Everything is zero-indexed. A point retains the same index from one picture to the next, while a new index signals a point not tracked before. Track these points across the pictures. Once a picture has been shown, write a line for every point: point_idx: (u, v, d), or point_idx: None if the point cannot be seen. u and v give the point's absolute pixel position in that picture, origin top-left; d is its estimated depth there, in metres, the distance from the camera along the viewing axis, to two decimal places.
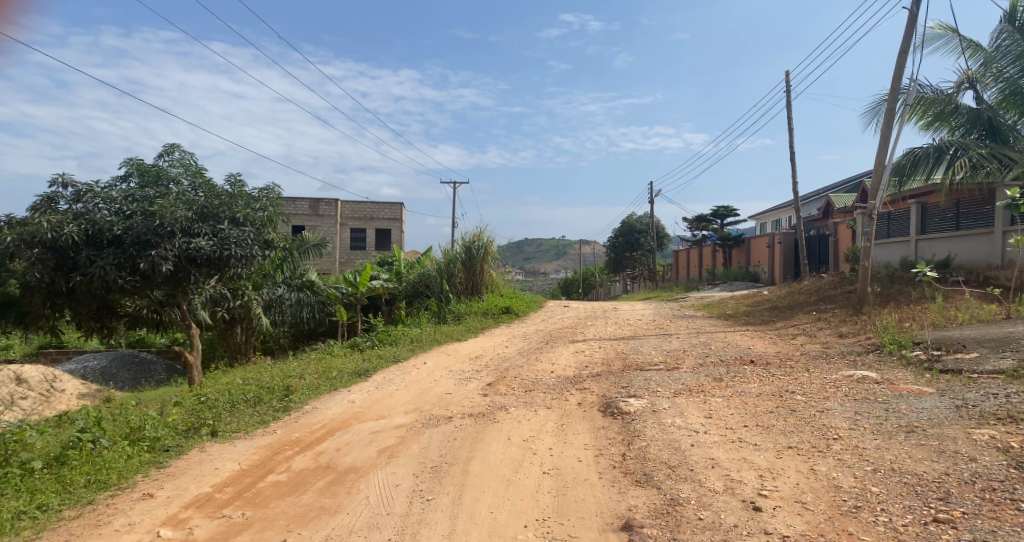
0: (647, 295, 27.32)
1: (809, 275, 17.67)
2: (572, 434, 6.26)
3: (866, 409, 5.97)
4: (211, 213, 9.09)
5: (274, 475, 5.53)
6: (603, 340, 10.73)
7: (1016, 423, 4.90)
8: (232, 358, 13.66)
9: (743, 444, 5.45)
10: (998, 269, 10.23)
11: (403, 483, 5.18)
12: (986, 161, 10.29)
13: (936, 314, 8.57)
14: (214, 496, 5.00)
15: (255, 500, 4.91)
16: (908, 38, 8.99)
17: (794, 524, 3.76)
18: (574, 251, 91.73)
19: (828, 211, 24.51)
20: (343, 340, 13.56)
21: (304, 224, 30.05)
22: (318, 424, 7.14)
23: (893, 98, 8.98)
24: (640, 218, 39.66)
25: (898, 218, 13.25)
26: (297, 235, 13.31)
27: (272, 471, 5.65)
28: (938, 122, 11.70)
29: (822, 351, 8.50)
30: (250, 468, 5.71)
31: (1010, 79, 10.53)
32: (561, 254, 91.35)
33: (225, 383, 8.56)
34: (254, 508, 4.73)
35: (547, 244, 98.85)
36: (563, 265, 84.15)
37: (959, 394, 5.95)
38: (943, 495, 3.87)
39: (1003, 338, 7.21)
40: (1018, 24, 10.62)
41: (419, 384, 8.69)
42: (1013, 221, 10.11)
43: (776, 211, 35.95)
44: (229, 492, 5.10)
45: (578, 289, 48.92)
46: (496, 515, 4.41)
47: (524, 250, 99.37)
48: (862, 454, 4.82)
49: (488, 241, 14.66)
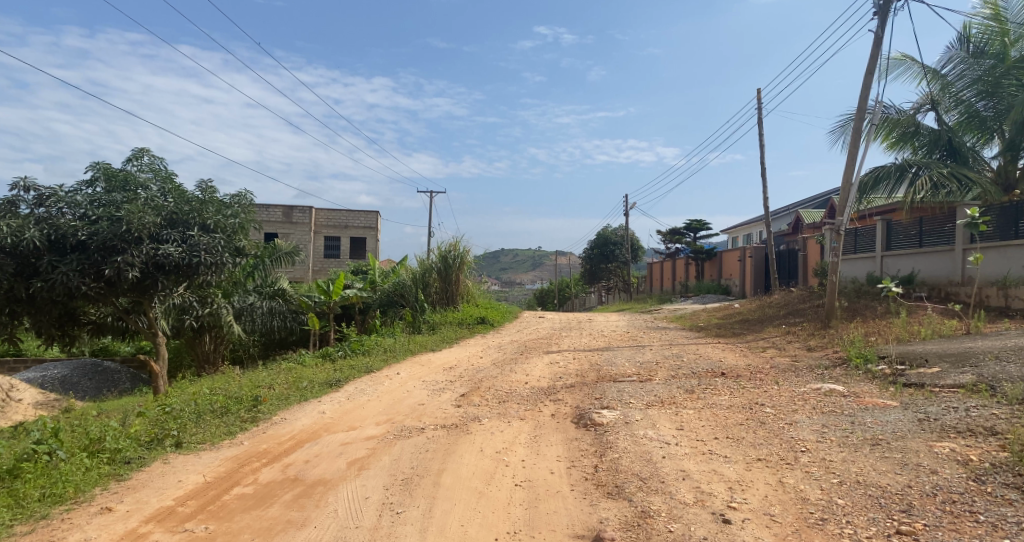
0: (622, 307, 27.37)
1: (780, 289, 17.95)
2: (545, 445, 6.26)
3: (833, 422, 6.08)
4: (180, 219, 8.89)
5: (239, 487, 5.42)
6: (578, 351, 10.74)
7: (975, 437, 5.03)
8: (199, 369, 13.20)
9: (714, 456, 5.50)
10: (959, 285, 10.46)
11: (373, 495, 5.11)
12: (947, 181, 10.55)
13: (899, 329, 8.72)
14: (176, 509, 4.88)
15: (219, 514, 4.80)
16: (874, 58, 9.08)
17: (761, 536, 3.80)
18: (552, 261, 92.06)
19: (798, 227, 25.00)
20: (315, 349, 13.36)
21: (276, 231, 29.85)
22: (287, 435, 7.04)
23: (861, 117, 9.00)
24: (615, 230, 40.02)
25: (864, 235, 13.53)
26: (268, 241, 12.70)
27: (237, 484, 5.54)
28: (901, 143, 11.92)
29: (791, 364, 8.60)
30: (214, 481, 5.60)
31: (968, 102, 11.04)
32: (539, 264, 91.57)
33: (191, 393, 8.38)
34: (217, 522, 4.63)
35: (527, 254, 99.03)
36: (539, 276, 84.38)
37: (921, 408, 6.08)
38: (906, 508, 3.93)
39: (963, 353, 7.40)
40: (971, 50, 11.06)
41: (392, 395, 8.60)
42: (973, 239, 10.35)
43: (747, 226, 36.60)
44: (192, 506, 4.98)
45: (554, 299, 48.97)
46: (467, 528, 4.37)
47: (503, 259, 99.31)
48: (829, 467, 4.89)
49: (464, 250, 14.60)
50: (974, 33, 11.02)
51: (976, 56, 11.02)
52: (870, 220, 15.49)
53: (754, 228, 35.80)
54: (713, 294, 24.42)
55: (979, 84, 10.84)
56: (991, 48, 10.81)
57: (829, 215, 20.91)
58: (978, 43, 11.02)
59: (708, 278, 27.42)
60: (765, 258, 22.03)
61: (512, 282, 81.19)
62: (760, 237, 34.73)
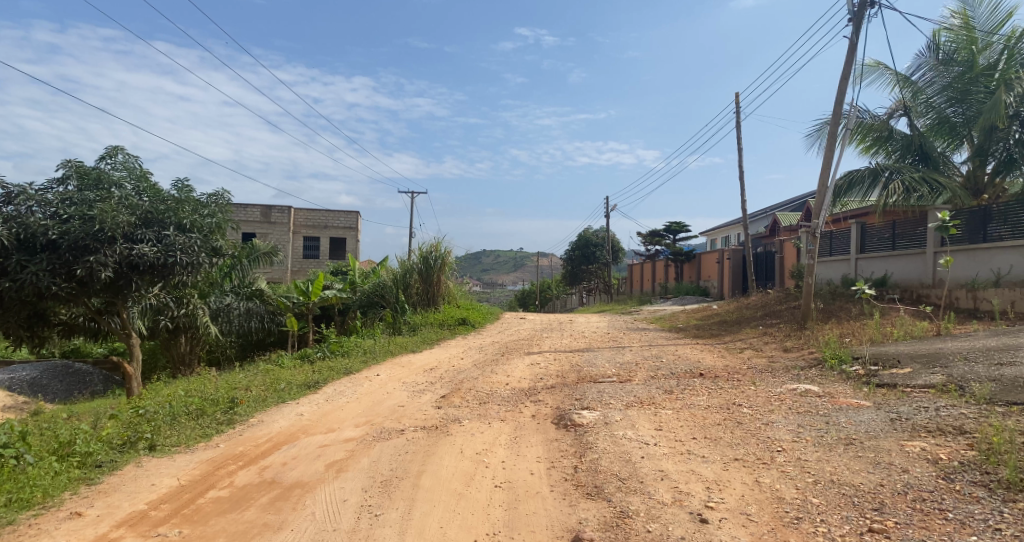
0: (603, 308, 27.50)
1: (757, 290, 18.17)
2: (525, 446, 6.26)
3: (808, 422, 6.17)
4: (156, 219, 8.74)
5: (215, 491, 5.35)
6: (558, 352, 10.77)
7: (945, 436, 5.14)
8: (175, 370, 12.95)
9: (692, 456, 5.54)
10: (929, 288, 10.67)
11: (351, 498, 5.06)
12: (918, 186, 10.81)
13: (873, 330, 8.89)
14: (149, 513, 4.80)
15: (193, 518, 4.73)
16: (849, 64, 9.23)
17: (738, 535, 3.84)
18: (534, 262, 92.33)
19: (776, 229, 25.35)
20: (293, 350, 13.24)
21: (254, 231, 29.52)
22: (264, 437, 6.96)
23: (836, 122, 9.15)
24: (597, 231, 40.30)
25: (839, 238, 13.77)
26: (247, 242, 12.51)
27: (212, 487, 5.46)
28: (876, 147, 12.17)
29: (768, 365, 8.70)
30: (189, 484, 5.51)
31: (938, 109, 11.29)
32: (522, 264, 91.78)
33: (165, 395, 8.25)
34: (192, 526, 4.56)
35: (511, 254, 99.12)
36: (521, 277, 84.53)
37: (893, 407, 6.19)
38: (878, 506, 4.00)
39: (934, 354, 7.56)
40: (940, 57, 11.30)
41: (371, 397, 8.54)
42: (943, 242, 10.56)
43: (726, 229, 37.04)
44: (165, 510, 4.90)
45: (535, 300, 49.04)
46: (445, 530, 4.35)
47: (487, 259, 99.24)
48: (804, 466, 4.96)
49: (445, 251, 14.57)
50: (943, 41, 11.27)
51: (945, 64, 11.27)
52: (844, 223, 15.79)
53: (732, 230, 36.21)
54: (693, 296, 24.64)
55: (949, 91, 11.09)
56: (960, 55, 11.05)
57: (806, 217, 21.19)
58: (947, 51, 11.27)
59: (687, 280, 27.68)
60: (743, 260, 22.31)
61: (495, 283, 81.14)
62: (738, 239, 35.22)
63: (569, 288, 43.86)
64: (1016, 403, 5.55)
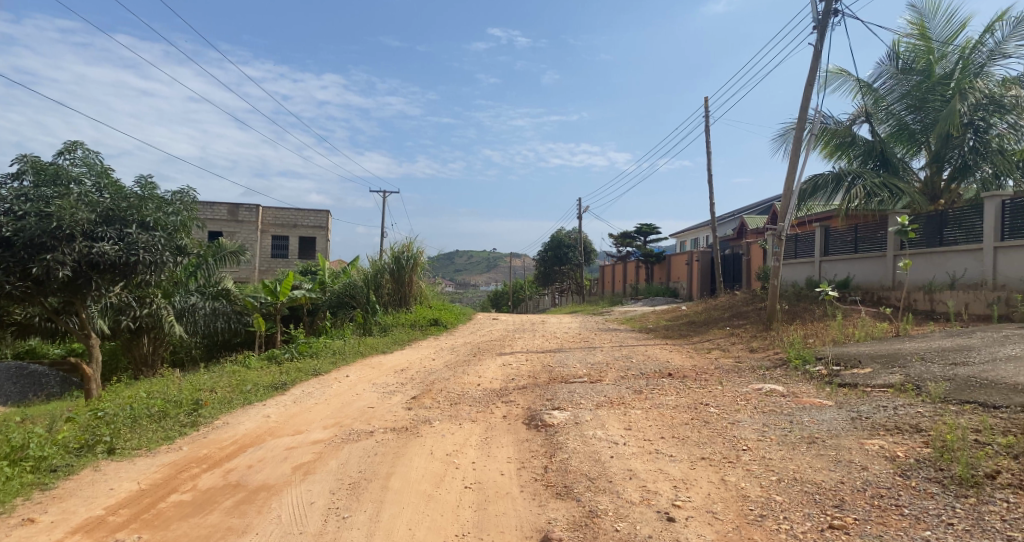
0: (573, 309, 27.64)
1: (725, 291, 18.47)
2: (495, 447, 6.26)
3: (772, 421, 6.29)
4: (117, 216, 8.50)
5: (177, 494, 5.24)
6: (530, 352, 10.78)
7: (902, 433, 5.29)
8: (137, 371, 12.63)
9: (660, 455, 5.61)
10: (889, 290, 10.95)
11: (318, 500, 5.00)
12: (879, 191, 11.07)
13: (836, 331, 9.10)
14: (107, 519, 4.68)
15: (154, 522, 4.62)
16: (814, 70, 9.40)
17: (704, 534, 3.89)
18: (508, 262, 92.55)
19: (743, 232, 25.82)
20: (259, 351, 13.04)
21: (221, 230, 28.95)
22: (229, 440, 6.84)
23: (801, 127, 9.30)
24: (569, 232, 40.61)
25: (804, 241, 14.09)
26: (213, 241, 12.35)
27: (174, 491, 5.34)
28: (839, 152, 12.42)
29: (735, 365, 8.85)
30: (150, 488, 5.38)
31: (898, 116, 11.63)
32: (496, 265, 91.88)
33: (126, 396, 8.05)
34: (151, 531, 4.46)
35: (487, 255, 99.14)
36: (495, 278, 84.66)
37: (854, 407, 6.35)
38: (838, 503, 4.09)
39: (893, 354, 7.79)
40: (900, 66, 11.64)
41: (340, 399, 8.44)
42: (902, 245, 10.87)
43: (694, 231, 37.66)
44: (124, 515, 4.78)
45: (507, 300, 49.10)
46: (414, 532, 4.33)
47: (462, 259, 99.10)
48: (768, 465, 5.05)
49: (417, 251, 14.51)
50: (902, 50, 11.60)
51: (904, 72, 11.61)
52: (809, 226, 16.16)
53: (702, 232, 36.76)
54: (664, 297, 24.94)
55: (908, 99, 11.42)
56: (918, 64, 11.40)
57: (773, 221, 21.65)
58: (907, 60, 11.61)
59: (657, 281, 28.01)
60: (711, 262, 22.67)
61: (469, 283, 81.09)
62: (707, 241, 35.88)
63: (541, 288, 44.04)
64: (968, 401, 5.75)
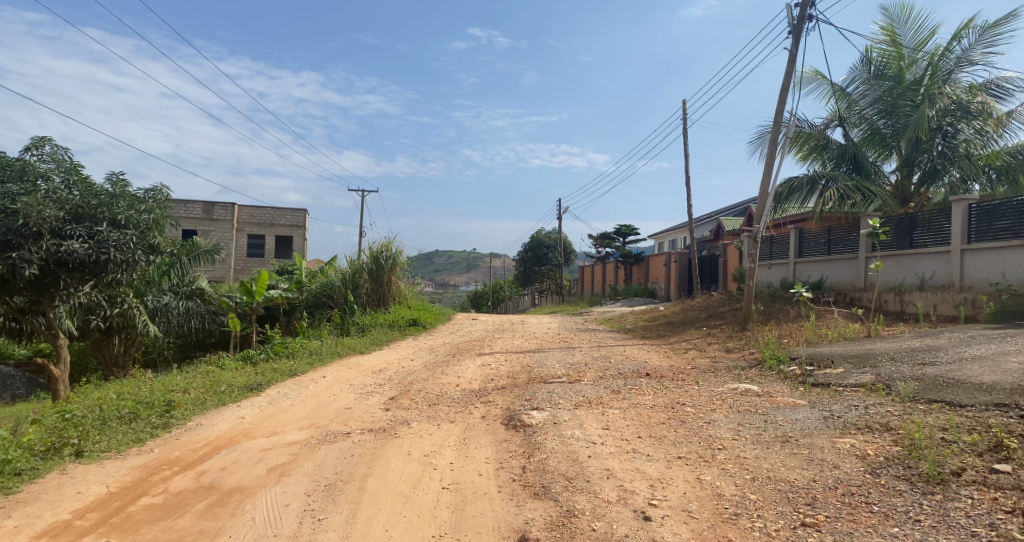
0: (551, 309, 27.69)
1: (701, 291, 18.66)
2: (473, 447, 6.24)
3: (747, 420, 6.36)
4: (87, 214, 8.31)
5: (147, 497, 5.14)
6: (509, 353, 10.77)
7: (873, 432, 5.39)
8: (107, 372, 12.36)
9: (637, 454, 5.64)
10: (861, 291, 11.16)
11: (293, 502, 4.94)
12: (852, 194, 11.28)
13: (810, 332, 9.24)
14: (74, 523, 4.57)
15: (122, 526, 4.53)
16: (789, 74, 9.53)
17: (679, 532, 3.91)
18: (488, 263, 92.54)
19: (719, 234, 26.15)
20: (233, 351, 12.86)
21: (195, 228, 28.47)
22: (202, 441, 6.73)
23: (776, 130, 9.42)
24: (549, 233, 40.77)
25: (779, 243, 14.32)
26: (188, 239, 12.46)
27: (145, 494, 5.24)
28: (813, 155, 12.61)
29: (711, 365, 8.93)
30: (119, 491, 5.28)
31: (870, 121, 11.85)
32: (476, 266, 91.74)
33: (95, 398, 7.88)
34: (120, 535, 4.37)
35: (470, 255, 99.03)
36: (475, 279, 84.59)
37: (826, 406, 6.45)
38: (810, 501, 4.15)
39: (864, 354, 7.93)
40: (872, 71, 11.86)
41: (316, 400, 8.35)
42: (874, 247, 11.10)
43: (672, 233, 38.05)
44: (92, 519, 4.67)
45: (486, 300, 49.05)
46: (391, 533, 4.30)
47: (444, 259, 98.85)
48: (743, 463, 5.10)
49: (396, 251, 14.45)
50: (875, 56, 11.84)
51: (876, 78, 11.84)
52: (784, 228, 16.42)
53: (680, 234, 37.15)
54: (642, 297, 25.15)
55: (880, 104, 11.64)
56: (890, 70, 11.63)
57: (749, 222, 21.95)
58: (879, 65, 11.84)
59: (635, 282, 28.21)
60: (688, 262, 22.92)
61: (450, 283, 80.90)
62: (685, 243, 36.29)
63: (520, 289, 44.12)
64: (936, 400, 5.87)
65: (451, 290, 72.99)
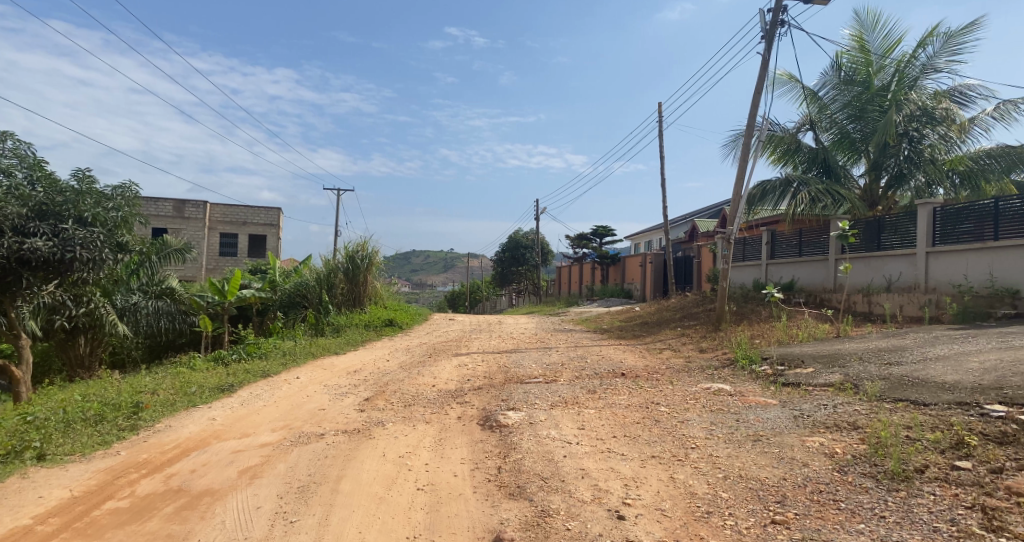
0: (527, 310, 27.72)
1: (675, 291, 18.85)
2: (449, 448, 6.22)
3: (720, 420, 6.44)
4: (51, 211, 8.10)
5: (113, 501, 5.02)
6: (485, 353, 10.76)
7: (841, 431, 5.49)
8: (72, 373, 12.01)
9: (612, 454, 5.67)
10: (830, 292, 11.39)
11: (265, 505, 4.87)
12: (822, 197, 11.50)
13: (781, 332, 9.40)
14: (35, 528, 4.45)
15: (86, 531, 4.43)
16: (762, 78, 9.66)
17: (652, 531, 3.94)
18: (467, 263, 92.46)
19: (693, 235, 26.49)
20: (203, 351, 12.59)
21: (166, 227, 27.89)
22: (171, 444, 6.61)
23: (749, 134, 9.55)
24: (526, 233, 40.91)
25: (751, 244, 14.55)
26: (157, 237, 12.25)
27: (110, 498, 5.12)
28: (785, 158, 12.79)
29: (685, 364, 9.03)
30: (83, 495, 5.15)
31: (840, 125, 12.06)
32: (455, 266, 91.61)
33: (59, 400, 7.68)
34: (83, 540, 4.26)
35: (450, 255, 98.78)
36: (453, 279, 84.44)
37: (797, 405, 6.56)
38: (780, 499, 4.21)
39: (833, 354, 8.09)
40: (842, 76, 12.08)
41: (289, 401, 8.25)
42: (843, 250, 11.34)
43: (647, 234, 38.45)
44: (54, 524, 4.56)
45: (463, 300, 48.96)
46: (364, 535, 4.26)
47: (423, 259, 98.44)
48: (715, 462, 5.16)
49: (372, 251, 14.37)
50: (844, 62, 12.06)
51: (845, 83, 12.04)
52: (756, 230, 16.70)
53: (655, 235, 37.57)
54: (617, 298, 25.34)
55: (850, 108, 11.85)
56: (859, 76, 11.85)
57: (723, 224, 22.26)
58: (848, 71, 12.07)
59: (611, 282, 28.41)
60: (663, 263, 23.16)
61: (428, 283, 80.60)
62: (660, 244, 36.71)
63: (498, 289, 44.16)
64: (901, 398, 6.01)
65: (430, 290, 72.72)
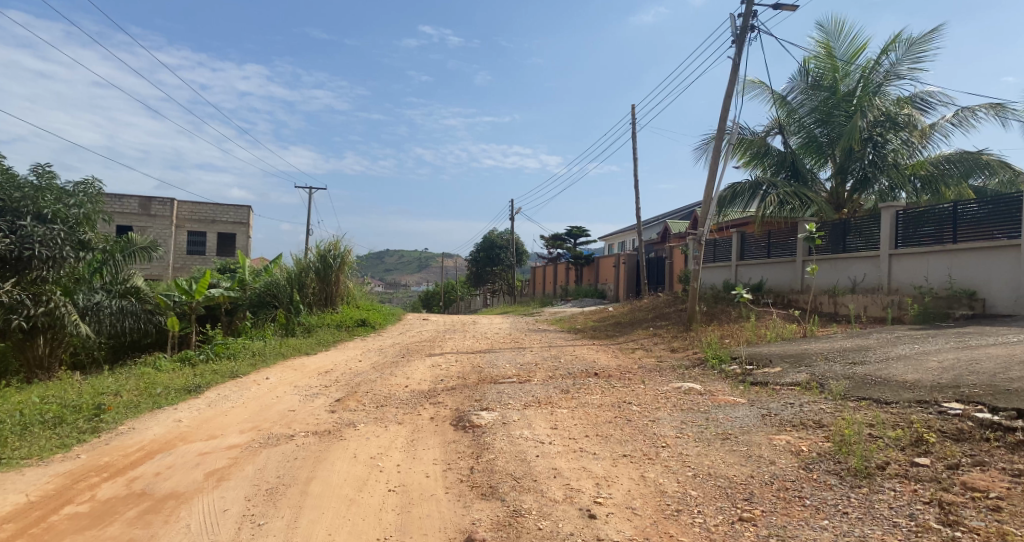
0: (501, 310, 27.71)
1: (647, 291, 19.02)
2: (421, 449, 6.18)
3: (690, 419, 6.51)
4: (8, 207, 7.91)
5: (72, 506, 4.88)
6: (459, 354, 10.72)
7: (807, 429, 5.60)
8: (30, 374, 11.65)
9: (584, 453, 5.69)
10: (798, 293, 11.63)
11: (232, 508, 4.78)
12: (791, 200, 11.70)
13: (751, 332, 9.55)
14: None
15: (43, 537, 4.30)
16: (732, 82, 9.79)
17: (622, 529, 3.97)
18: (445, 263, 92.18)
19: (665, 236, 26.80)
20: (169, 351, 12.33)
21: (132, 224, 27.19)
22: (134, 446, 6.45)
23: (719, 137, 9.68)
24: (502, 233, 40.94)
25: (722, 245, 14.78)
26: (121, 236, 12.10)
27: (69, 502, 4.98)
28: (754, 161, 13.01)
29: (657, 364, 9.12)
30: (41, 500, 4.99)
31: (807, 129, 12.29)
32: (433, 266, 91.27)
33: (15, 402, 7.44)
34: None
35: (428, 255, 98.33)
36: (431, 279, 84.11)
37: (764, 404, 6.66)
38: (748, 496, 4.27)
39: (800, 354, 8.25)
40: (809, 82, 12.34)
41: (258, 402, 8.12)
42: (810, 251, 11.59)
43: (622, 235, 38.83)
44: (9, 530, 4.41)
45: (439, 300, 48.78)
46: (334, 537, 4.21)
47: (401, 259, 97.80)
48: (685, 461, 5.22)
49: (344, 250, 14.25)
50: (812, 68, 12.33)
51: (813, 88, 12.31)
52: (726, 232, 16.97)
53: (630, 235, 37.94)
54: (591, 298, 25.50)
55: (818, 112, 12.08)
56: (825, 81, 12.12)
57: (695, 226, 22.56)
58: (815, 76, 12.33)
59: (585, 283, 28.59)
60: (636, 264, 23.39)
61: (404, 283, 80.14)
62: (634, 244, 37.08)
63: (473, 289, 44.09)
64: (864, 397, 6.14)
65: (408, 290, 72.29)
